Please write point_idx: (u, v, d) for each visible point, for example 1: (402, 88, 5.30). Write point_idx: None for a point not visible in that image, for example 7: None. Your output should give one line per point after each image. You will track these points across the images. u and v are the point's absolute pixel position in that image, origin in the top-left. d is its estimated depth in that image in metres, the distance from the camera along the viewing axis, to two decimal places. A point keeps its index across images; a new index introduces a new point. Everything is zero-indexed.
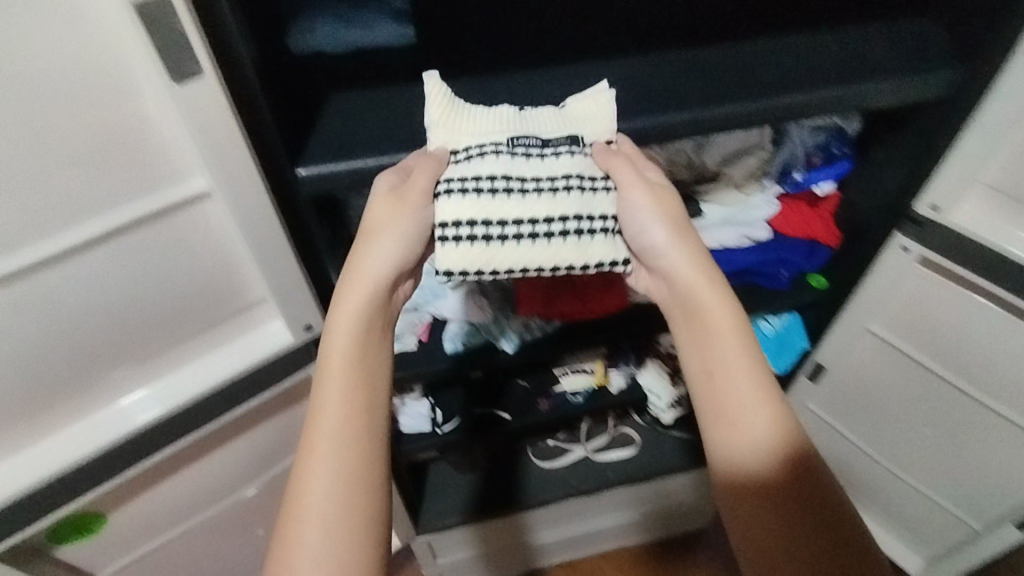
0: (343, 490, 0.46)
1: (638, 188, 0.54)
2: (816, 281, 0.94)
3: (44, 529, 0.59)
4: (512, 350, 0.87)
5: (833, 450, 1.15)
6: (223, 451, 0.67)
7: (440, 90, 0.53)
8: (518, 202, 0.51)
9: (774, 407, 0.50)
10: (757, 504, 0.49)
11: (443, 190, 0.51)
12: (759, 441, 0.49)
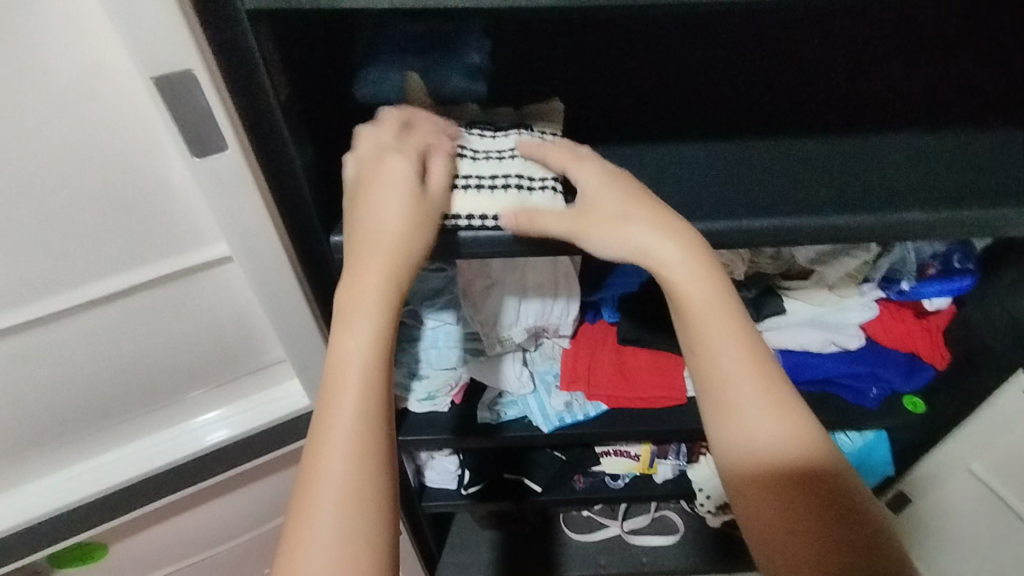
0: (367, 443, 0.40)
1: (588, 165, 0.46)
2: (913, 405, 0.80)
3: (44, 556, 0.58)
4: (546, 430, 0.80)
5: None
6: (233, 496, 0.65)
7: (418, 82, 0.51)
8: (466, 163, 0.47)
9: (773, 404, 0.43)
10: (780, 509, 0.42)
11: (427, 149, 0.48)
12: (766, 447, 0.43)
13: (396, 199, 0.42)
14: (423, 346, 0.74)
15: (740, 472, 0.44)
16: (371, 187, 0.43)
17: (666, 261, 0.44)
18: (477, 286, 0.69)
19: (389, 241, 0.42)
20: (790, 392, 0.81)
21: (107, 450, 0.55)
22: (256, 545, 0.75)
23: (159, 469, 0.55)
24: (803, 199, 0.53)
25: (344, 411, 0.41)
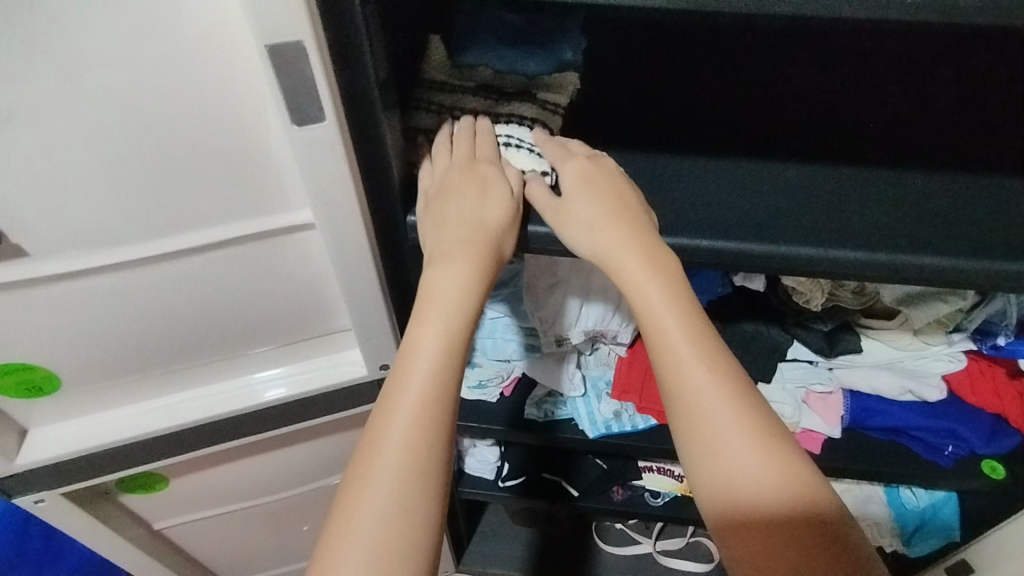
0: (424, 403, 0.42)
1: (572, 163, 0.50)
2: (993, 470, 0.73)
3: (115, 479, 0.62)
4: (591, 435, 0.79)
5: None
6: (287, 450, 0.68)
7: (439, 47, 0.54)
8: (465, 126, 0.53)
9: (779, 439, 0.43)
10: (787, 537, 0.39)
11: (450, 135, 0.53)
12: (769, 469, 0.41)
13: (486, 201, 0.46)
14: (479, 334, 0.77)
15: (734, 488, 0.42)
16: (461, 191, 0.47)
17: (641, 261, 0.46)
18: (541, 283, 0.70)
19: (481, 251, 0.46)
20: (854, 435, 0.77)
21: (178, 389, 0.58)
22: (299, 501, 0.79)
23: (223, 415, 0.58)
24: (899, 234, 0.49)
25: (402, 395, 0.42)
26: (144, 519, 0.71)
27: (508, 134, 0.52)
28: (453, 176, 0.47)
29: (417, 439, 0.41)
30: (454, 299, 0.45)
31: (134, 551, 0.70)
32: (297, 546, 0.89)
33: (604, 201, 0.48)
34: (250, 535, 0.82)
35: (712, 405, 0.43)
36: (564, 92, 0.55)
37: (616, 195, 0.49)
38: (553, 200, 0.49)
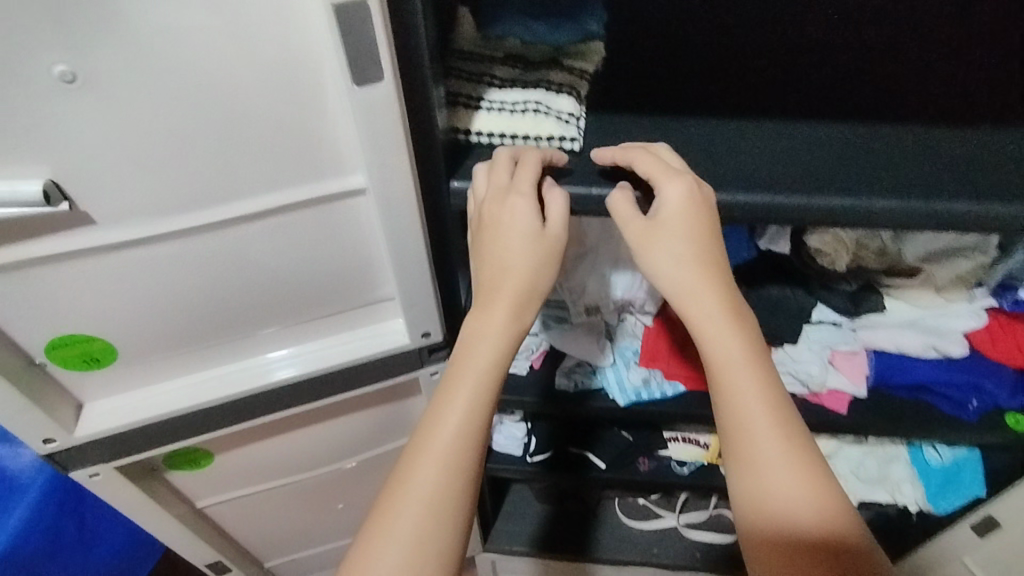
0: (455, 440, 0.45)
1: (663, 183, 0.49)
2: (1016, 423, 0.75)
3: (164, 453, 0.64)
4: (622, 403, 0.80)
5: None
6: (328, 423, 0.70)
7: (469, 22, 0.58)
8: (496, 90, 0.56)
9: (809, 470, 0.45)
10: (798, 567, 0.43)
11: (483, 105, 0.55)
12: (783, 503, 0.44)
13: (523, 242, 0.48)
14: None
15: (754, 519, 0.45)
16: (499, 235, 0.48)
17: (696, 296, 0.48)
18: (571, 253, 0.72)
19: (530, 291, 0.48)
20: (879, 394, 0.78)
21: (228, 361, 0.59)
22: (335, 477, 0.80)
23: (242, 394, 0.59)
24: (929, 184, 0.51)
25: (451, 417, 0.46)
26: (187, 497, 0.72)
27: (536, 101, 0.54)
28: (489, 217, 0.49)
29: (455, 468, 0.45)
30: (506, 329, 0.47)
31: (179, 527, 0.71)
32: (332, 525, 0.90)
33: (677, 231, 0.49)
34: (288, 513, 0.83)
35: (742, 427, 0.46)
36: (591, 59, 0.57)
37: (686, 225, 0.48)
38: (642, 222, 0.49)
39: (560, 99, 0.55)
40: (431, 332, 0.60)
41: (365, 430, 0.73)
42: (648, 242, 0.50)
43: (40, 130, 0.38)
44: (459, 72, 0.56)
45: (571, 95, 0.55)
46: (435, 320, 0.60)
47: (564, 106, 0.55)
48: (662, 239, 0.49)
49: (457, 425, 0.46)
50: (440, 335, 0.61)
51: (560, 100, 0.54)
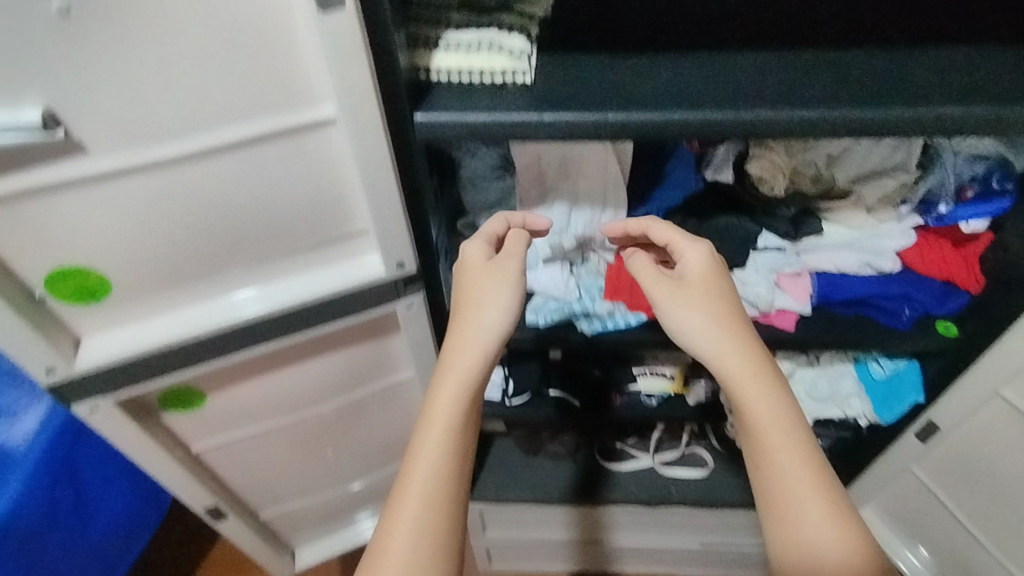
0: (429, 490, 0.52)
1: (697, 249, 0.62)
2: (946, 329, 0.83)
3: (159, 390, 0.68)
4: (590, 333, 0.86)
5: (934, 521, 1.01)
6: (315, 360, 0.75)
7: None
8: (452, 32, 0.60)
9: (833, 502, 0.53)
10: None
11: (440, 44, 0.60)
12: (818, 538, 0.52)
13: (489, 286, 0.58)
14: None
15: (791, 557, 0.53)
16: (474, 280, 0.58)
17: (728, 344, 0.56)
18: (532, 195, 0.78)
19: (485, 327, 0.56)
20: (824, 313, 0.85)
21: (212, 298, 0.63)
22: (324, 421, 0.85)
23: (211, 331, 0.62)
24: (841, 95, 0.57)
25: (427, 451, 0.52)
26: (183, 440, 0.76)
27: (489, 38, 0.59)
28: (466, 263, 0.60)
29: (437, 497, 0.52)
30: (461, 384, 0.54)
31: (177, 468, 0.75)
32: (323, 474, 0.95)
33: (706, 300, 0.58)
34: (280, 461, 0.88)
35: (774, 459, 0.54)
36: (539, 5, 0.62)
37: (715, 280, 0.60)
38: (673, 289, 0.59)
39: (512, 37, 0.60)
40: (404, 261, 0.65)
41: (350, 368, 0.78)
42: (679, 295, 0.59)
43: (32, 57, 0.42)
44: (417, 19, 0.61)
45: (522, 33, 0.60)
46: (407, 249, 0.65)
47: (515, 44, 0.59)
48: (691, 293, 0.59)
49: (435, 457, 0.52)
50: (413, 266, 0.66)
51: (512, 37, 0.59)
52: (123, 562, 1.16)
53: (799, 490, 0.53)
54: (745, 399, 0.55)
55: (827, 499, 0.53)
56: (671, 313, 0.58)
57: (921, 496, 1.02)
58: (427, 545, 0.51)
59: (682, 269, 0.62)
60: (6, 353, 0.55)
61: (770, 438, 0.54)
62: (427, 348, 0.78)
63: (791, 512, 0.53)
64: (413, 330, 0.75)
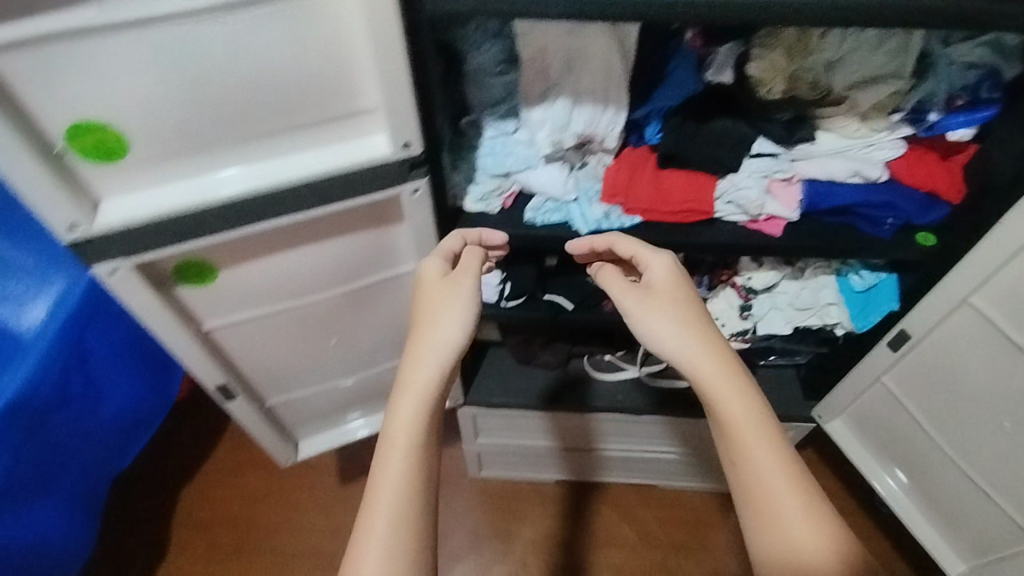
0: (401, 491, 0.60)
1: (661, 257, 0.75)
2: (924, 239, 0.88)
3: (176, 260, 0.72)
4: (584, 233, 0.88)
5: (898, 427, 1.08)
6: (324, 245, 0.79)
7: None
8: None
9: (800, 481, 0.62)
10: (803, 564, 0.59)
11: None
12: (785, 515, 0.61)
13: (452, 305, 0.69)
14: (480, 154, 0.89)
15: (766, 536, 0.61)
16: (430, 300, 0.70)
17: (694, 349, 0.66)
18: (535, 90, 0.80)
19: (442, 341, 0.66)
20: (810, 220, 0.89)
21: (208, 172, 0.65)
22: (328, 309, 0.89)
23: (198, 206, 0.64)
24: None
25: (398, 457, 0.61)
26: (196, 316, 0.80)
27: None
28: (423, 285, 0.72)
29: (406, 494, 0.60)
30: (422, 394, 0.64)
31: (189, 342, 0.80)
32: (326, 364, 1.00)
33: (675, 310, 0.69)
34: (285, 347, 0.93)
35: (744, 451, 0.63)
36: None
37: (676, 289, 0.72)
38: (641, 300, 0.71)
39: None
40: (410, 142, 0.67)
41: (354, 255, 0.82)
42: (645, 305, 0.70)
43: None
44: None
45: None
46: (414, 130, 0.67)
47: None
48: (657, 302, 0.71)
49: (404, 462, 0.61)
50: (418, 147, 0.68)
51: None
52: (129, 446, 1.24)
53: (772, 482, 0.62)
54: (718, 400, 0.64)
55: (792, 481, 0.62)
56: (643, 318, 0.69)
57: (887, 405, 1.09)
58: (400, 536, 0.59)
59: (650, 279, 0.74)
60: (31, 205, 0.57)
61: (743, 437, 0.63)
62: (429, 238, 0.81)
63: (768, 504, 0.62)
64: (417, 217, 0.78)
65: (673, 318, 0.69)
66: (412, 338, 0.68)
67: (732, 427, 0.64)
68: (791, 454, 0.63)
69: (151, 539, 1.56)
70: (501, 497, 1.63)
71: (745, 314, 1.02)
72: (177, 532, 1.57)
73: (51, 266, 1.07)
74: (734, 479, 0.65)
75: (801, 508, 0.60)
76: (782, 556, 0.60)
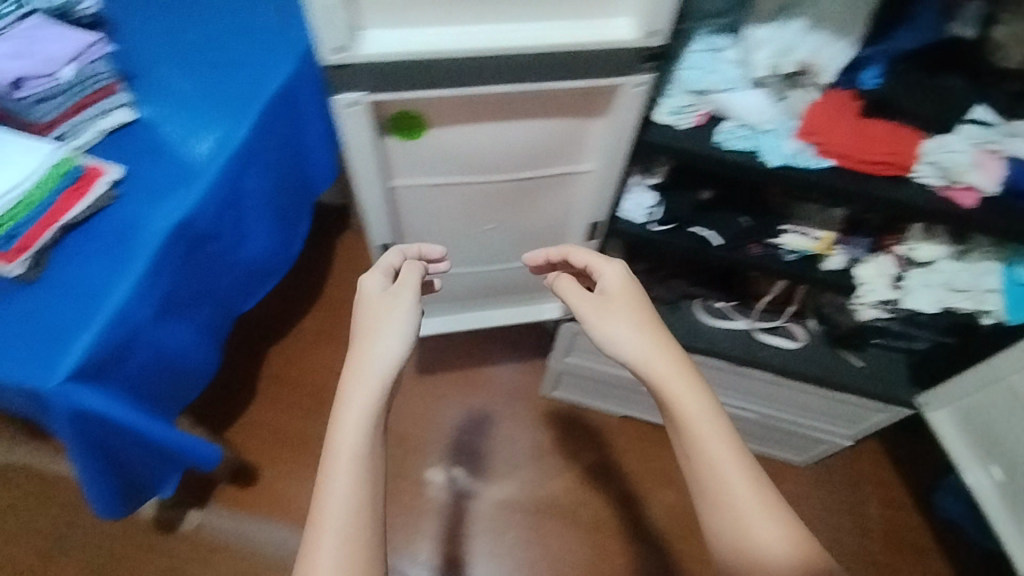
0: (350, 499, 0.62)
1: (618, 273, 0.84)
2: None
3: (399, 108, 0.73)
4: (774, 165, 0.87)
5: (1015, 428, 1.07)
6: (526, 123, 0.79)
7: None
8: None
9: (748, 464, 0.68)
10: (757, 538, 0.64)
11: None
12: (737, 493, 0.67)
13: (397, 306, 0.75)
14: (683, 67, 0.87)
15: (720, 518, 0.67)
16: (373, 307, 0.75)
17: (646, 351, 0.74)
18: (772, 6, 0.79)
19: (388, 340, 0.71)
20: (1006, 203, 0.86)
21: (434, 25, 0.65)
22: (500, 192, 0.91)
23: (416, 56, 0.64)
24: None
25: (347, 466, 0.63)
26: (390, 169, 0.83)
27: None
28: (367, 291, 0.77)
29: (352, 513, 0.62)
30: (366, 392, 0.67)
31: (377, 192, 0.82)
32: (474, 245, 1.03)
33: (627, 324, 0.77)
34: (447, 220, 0.95)
35: (697, 441, 0.69)
36: None
37: (632, 302, 0.80)
38: (595, 318, 0.79)
39: None
40: (656, 32, 0.66)
41: (544, 143, 0.83)
42: (601, 311, 0.79)
43: None
44: None
45: None
46: (665, 21, 0.65)
47: None
48: (611, 309, 0.80)
49: (353, 467, 0.63)
50: (662, 38, 0.66)
51: None
52: (255, 294, 1.28)
53: (726, 470, 0.68)
54: (671, 395, 0.71)
55: (741, 465, 0.68)
56: (605, 328, 0.78)
57: (1008, 405, 1.08)
58: (346, 555, 0.60)
59: (609, 292, 0.83)
60: (311, 17, 0.59)
61: (694, 425, 0.70)
62: (626, 138, 0.80)
63: (725, 492, 0.67)
64: (624, 112, 0.77)
65: (623, 327, 0.77)
66: (357, 336, 0.73)
67: (687, 420, 0.70)
68: (743, 448, 0.70)
69: (243, 385, 1.67)
70: (567, 419, 1.70)
71: (897, 282, 1.02)
72: (267, 385, 1.68)
73: (238, 112, 1.14)
74: (689, 472, 0.71)
75: (750, 488, 0.67)
76: (740, 534, 0.65)
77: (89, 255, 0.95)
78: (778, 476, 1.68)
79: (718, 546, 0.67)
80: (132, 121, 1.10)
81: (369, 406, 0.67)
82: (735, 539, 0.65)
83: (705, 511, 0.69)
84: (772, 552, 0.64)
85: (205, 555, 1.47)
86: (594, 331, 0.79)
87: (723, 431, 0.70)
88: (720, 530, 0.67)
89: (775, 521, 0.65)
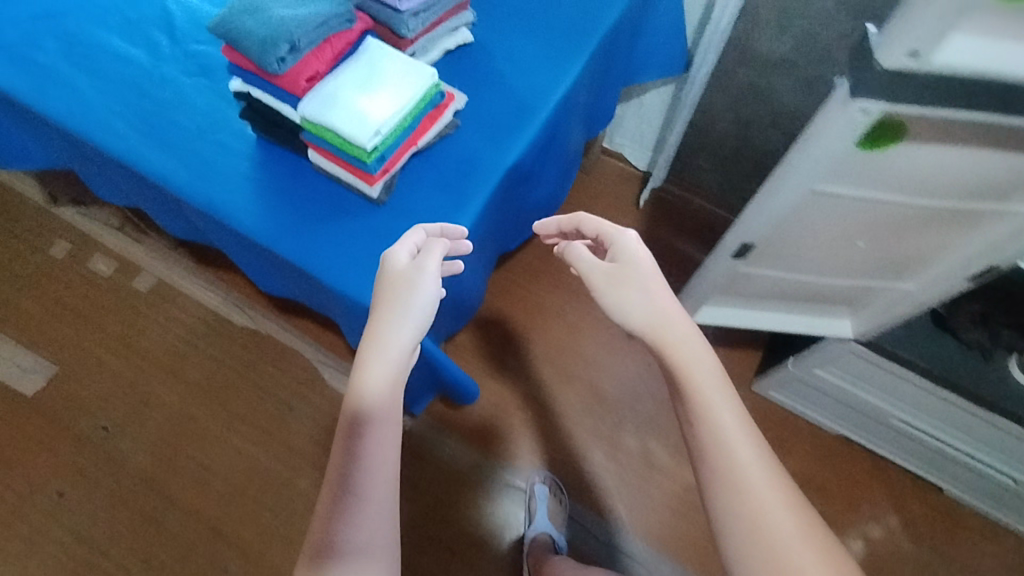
0: (361, 464, 0.62)
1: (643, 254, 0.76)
2: None
3: (887, 120, 0.67)
4: None
5: None
6: (1005, 153, 0.70)
7: None
8: None
9: (759, 439, 0.63)
10: (753, 505, 0.58)
11: None
12: (741, 458, 0.61)
13: (411, 272, 0.71)
14: None
15: (718, 485, 0.60)
16: (393, 280, 0.71)
17: (661, 318, 0.69)
18: None
19: (409, 317, 0.68)
20: None
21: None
22: (900, 213, 0.84)
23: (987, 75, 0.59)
24: None
25: (365, 434, 0.62)
26: (819, 175, 0.78)
27: None
28: (393, 266, 0.72)
29: (367, 477, 0.61)
30: (382, 355, 0.66)
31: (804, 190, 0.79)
32: (828, 255, 0.96)
33: (643, 295, 0.71)
34: (824, 230, 0.90)
35: (699, 407, 0.64)
36: None
37: (645, 270, 0.73)
38: (606, 287, 0.73)
39: None
40: None
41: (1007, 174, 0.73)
42: (616, 278, 0.73)
43: None
44: None
45: None
46: None
47: None
48: (625, 274, 0.73)
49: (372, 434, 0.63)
50: None
51: None
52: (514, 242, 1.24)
53: (731, 436, 0.62)
54: (677, 359, 0.67)
55: (749, 436, 0.62)
56: (615, 296, 0.72)
57: None
58: (360, 528, 0.60)
59: (617, 257, 0.76)
60: (886, 26, 0.59)
61: (702, 394, 0.64)
62: None
63: (728, 455, 0.61)
64: None
65: (643, 297, 0.71)
66: (378, 307, 0.70)
67: (692, 386, 0.65)
68: (752, 425, 0.64)
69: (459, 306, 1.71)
70: (776, 419, 1.59)
71: None
72: (482, 313, 1.70)
73: (570, 48, 1.07)
74: (689, 436, 0.65)
75: (755, 451, 0.61)
76: (741, 500, 0.59)
77: (433, 188, 0.94)
78: (1002, 542, 1.50)
79: (713, 511, 0.61)
80: (468, 44, 1.05)
81: (388, 375, 0.65)
82: (731, 506, 0.59)
83: (702, 478, 0.62)
84: (773, 523, 0.57)
85: (411, 460, 1.53)
86: (605, 302, 0.73)
87: (730, 404, 0.64)
88: (717, 498, 0.60)
89: (779, 490, 0.59)
